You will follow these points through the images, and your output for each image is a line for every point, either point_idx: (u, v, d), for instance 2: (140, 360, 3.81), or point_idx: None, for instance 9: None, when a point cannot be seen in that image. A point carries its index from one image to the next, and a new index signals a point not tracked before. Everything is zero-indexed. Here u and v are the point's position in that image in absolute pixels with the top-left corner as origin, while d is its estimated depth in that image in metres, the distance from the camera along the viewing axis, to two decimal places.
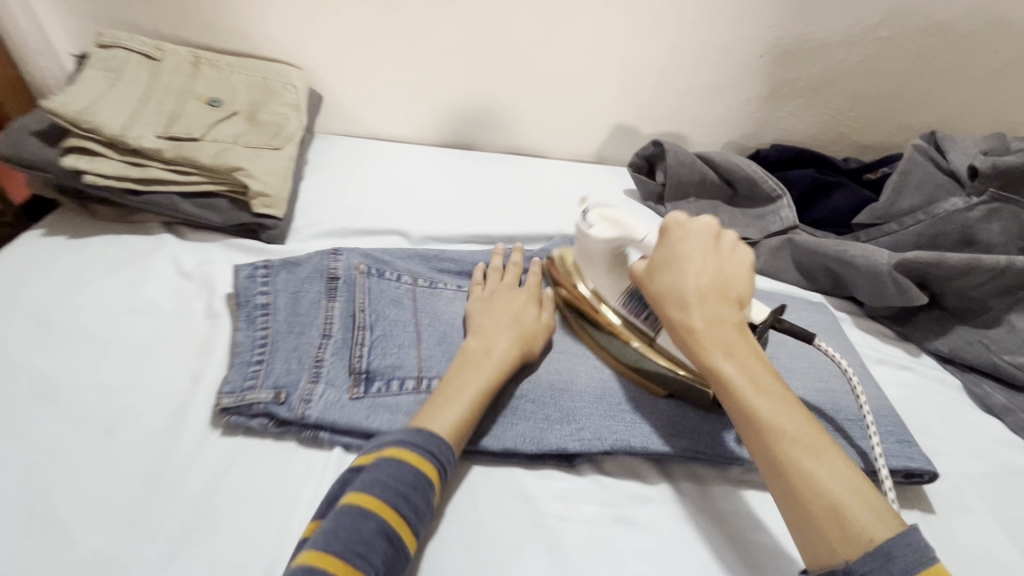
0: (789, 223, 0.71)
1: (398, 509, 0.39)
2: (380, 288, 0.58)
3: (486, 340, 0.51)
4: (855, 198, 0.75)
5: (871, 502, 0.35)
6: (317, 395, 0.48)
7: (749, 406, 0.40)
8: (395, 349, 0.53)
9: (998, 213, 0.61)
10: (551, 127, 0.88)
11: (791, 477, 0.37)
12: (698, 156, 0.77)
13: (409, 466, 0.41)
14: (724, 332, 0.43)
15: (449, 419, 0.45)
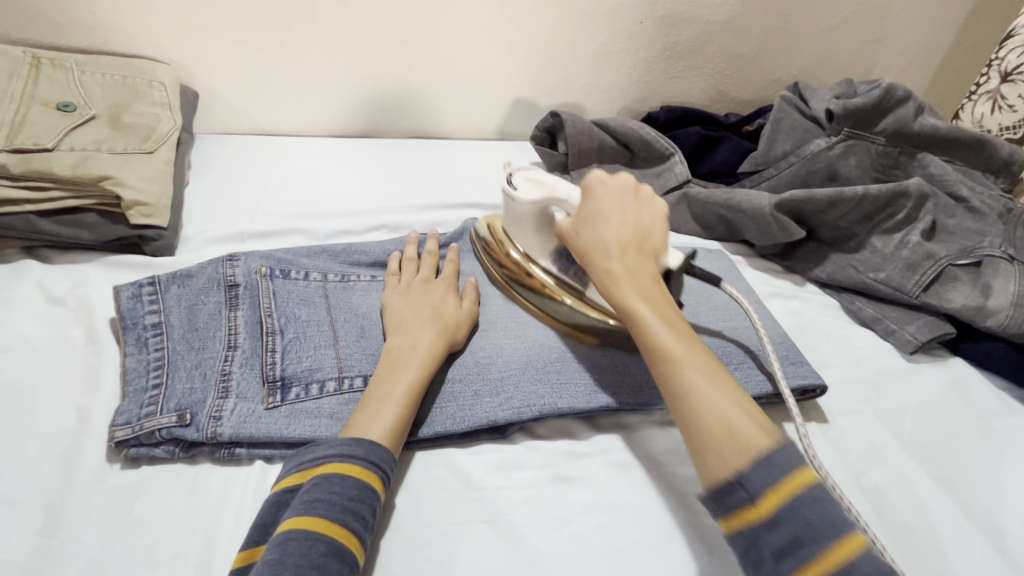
0: (683, 177, 0.75)
1: (347, 525, 0.37)
2: (287, 289, 0.55)
3: (410, 337, 0.50)
4: (738, 150, 0.81)
5: (759, 424, 0.38)
6: (228, 411, 0.45)
7: (648, 332, 0.43)
8: (311, 350, 0.50)
9: (853, 149, 0.70)
10: (450, 106, 0.87)
11: (687, 403, 0.39)
12: (594, 124, 0.80)
13: (353, 479, 0.39)
14: (641, 276, 0.46)
15: (386, 419, 0.44)
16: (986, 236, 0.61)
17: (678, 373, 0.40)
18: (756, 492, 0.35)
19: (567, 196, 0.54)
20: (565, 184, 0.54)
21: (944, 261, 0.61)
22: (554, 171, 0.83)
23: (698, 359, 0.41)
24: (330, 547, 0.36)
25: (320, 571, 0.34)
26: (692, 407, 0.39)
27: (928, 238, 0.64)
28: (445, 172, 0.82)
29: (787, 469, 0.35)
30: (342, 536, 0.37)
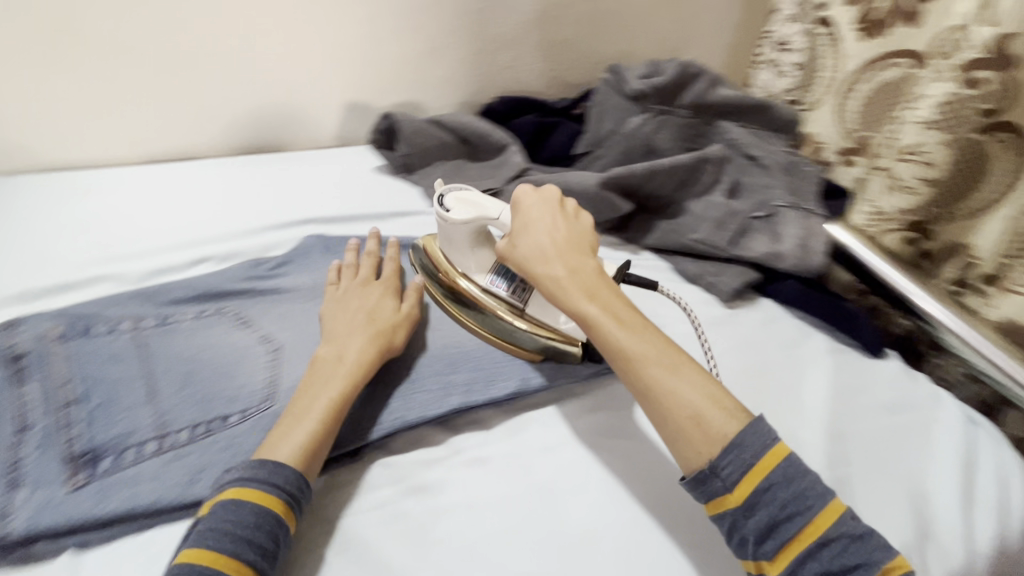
0: (521, 165, 0.77)
1: (233, 556, 0.37)
2: (89, 349, 0.49)
3: (344, 345, 0.50)
4: (571, 132, 0.85)
5: (721, 406, 0.42)
6: (19, 505, 0.40)
7: (605, 333, 0.45)
8: (122, 413, 0.45)
9: (664, 124, 0.77)
10: (277, 116, 0.82)
11: (656, 394, 0.43)
12: (431, 121, 0.80)
13: (249, 505, 0.39)
14: (586, 279, 0.48)
15: (294, 437, 0.43)
16: (773, 190, 0.71)
17: (643, 370, 0.43)
18: (732, 481, 0.40)
19: (499, 217, 0.55)
20: (497, 204, 0.56)
21: (744, 216, 0.69)
22: (398, 173, 0.81)
23: (656, 353, 0.44)
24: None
25: None
26: (662, 401, 0.42)
27: (731, 197, 0.72)
28: (281, 189, 0.77)
29: (764, 439, 0.40)
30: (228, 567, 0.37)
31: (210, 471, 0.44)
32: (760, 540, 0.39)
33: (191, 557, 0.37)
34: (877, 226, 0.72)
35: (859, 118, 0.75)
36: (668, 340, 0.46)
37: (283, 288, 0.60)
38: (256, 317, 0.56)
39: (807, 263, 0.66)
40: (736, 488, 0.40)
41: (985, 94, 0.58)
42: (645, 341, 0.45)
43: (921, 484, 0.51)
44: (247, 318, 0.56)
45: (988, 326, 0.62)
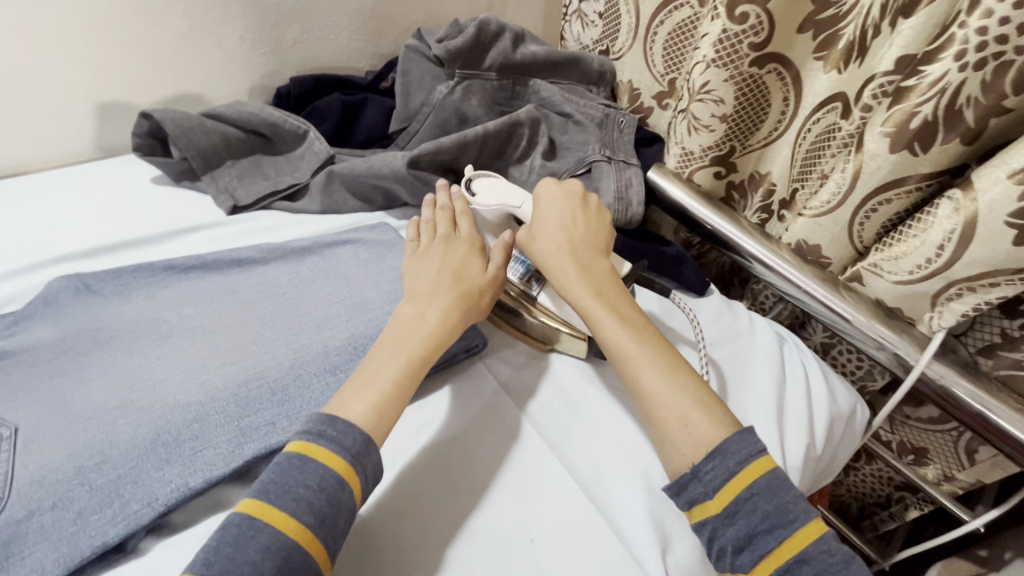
0: (324, 152, 0.69)
1: (294, 515, 0.37)
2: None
3: (407, 313, 0.49)
4: (382, 108, 0.78)
5: (713, 414, 0.45)
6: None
7: (605, 328, 0.49)
8: None
9: (471, 90, 0.71)
10: (2, 133, 0.65)
11: (648, 390, 0.46)
12: (205, 116, 0.68)
13: (316, 464, 0.39)
14: (592, 280, 0.52)
15: (366, 400, 0.43)
16: (589, 144, 0.70)
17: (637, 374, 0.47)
18: (713, 488, 0.42)
19: (521, 206, 0.58)
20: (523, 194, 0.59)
21: (565, 175, 0.68)
22: (183, 181, 0.69)
23: (653, 359, 0.47)
24: (265, 537, 0.36)
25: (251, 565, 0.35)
26: (651, 402, 0.46)
27: (551, 158, 0.70)
28: (25, 221, 0.62)
29: (750, 449, 0.42)
30: (282, 527, 0.36)
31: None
32: (737, 552, 0.40)
33: (255, 508, 0.37)
34: (686, 166, 0.71)
35: (664, 61, 0.75)
36: (669, 346, 0.49)
37: (16, 351, 0.47)
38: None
39: (629, 214, 0.66)
40: (718, 493, 0.42)
41: (751, 29, 0.57)
42: (643, 346, 0.48)
43: (739, 411, 0.54)
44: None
45: (786, 249, 0.65)
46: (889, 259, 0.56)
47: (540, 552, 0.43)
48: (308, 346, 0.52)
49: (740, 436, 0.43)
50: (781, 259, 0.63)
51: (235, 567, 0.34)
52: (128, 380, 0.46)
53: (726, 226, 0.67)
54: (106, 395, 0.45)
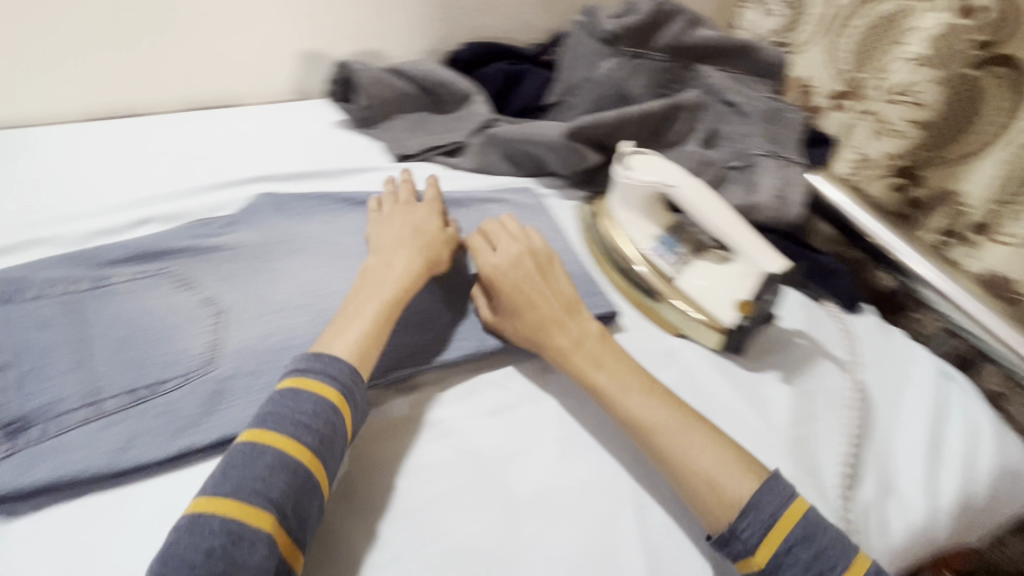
0: (486, 117, 0.74)
1: (296, 437, 0.38)
2: (19, 317, 0.47)
3: (397, 256, 0.51)
4: (542, 81, 0.80)
5: (739, 471, 0.41)
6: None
7: (608, 383, 0.46)
8: (52, 380, 0.43)
9: (637, 70, 0.72)
10: (230, 69, 0.77)
11: (662, 443, 0.43)
12: (390, 70, 0.75)
13: (307, 394, 0.40)
14: (594, 348, 0.49)
15: (349, 338, 0.44)
16: (752, 137, 0.67)
17: (654, 444, 0.43)
18: (751, 542, 0.39)
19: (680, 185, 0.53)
20: (682, 174, 0.54)
21: (720, 166, 0.65)
22: (359, 127, 0.77)
23: (665, 414, 0.44)
24: (272, 457, 0.37)
25: (265, 482, 0.36)
26: (676, 470, 0.42)
27: (708, 147, 0.68)
28: (237, 144, 0.73)
29: (782, 499, 0.39)
30: (286, 447, 0.37)
31: (142, 440, 0.42)
32: None
33: (256, 436, 0.38)
34: (861, 176, 0.66)
35: (853, 58, 0.68)
36: (679, 409, 0.45)
37: (228, 245, 0.56)
38: (202, 278, 0.53)
39: (786, 215, 0.62)
40: (764, 543, 0.39)
41: (983, 25, 0.54)
42: (651, 412, 0.44)
43: (886, 441, 0.49)
44: (193, 278, 0.52)
45: (967, 277, 0.59)
46: None
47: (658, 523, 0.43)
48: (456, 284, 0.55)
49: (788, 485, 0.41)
50: (957, 286, 0.57)
51: (244, 481, 0.35)
52: (308, 286, 0.53)
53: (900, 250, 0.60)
54: (291, 296, 0.52)
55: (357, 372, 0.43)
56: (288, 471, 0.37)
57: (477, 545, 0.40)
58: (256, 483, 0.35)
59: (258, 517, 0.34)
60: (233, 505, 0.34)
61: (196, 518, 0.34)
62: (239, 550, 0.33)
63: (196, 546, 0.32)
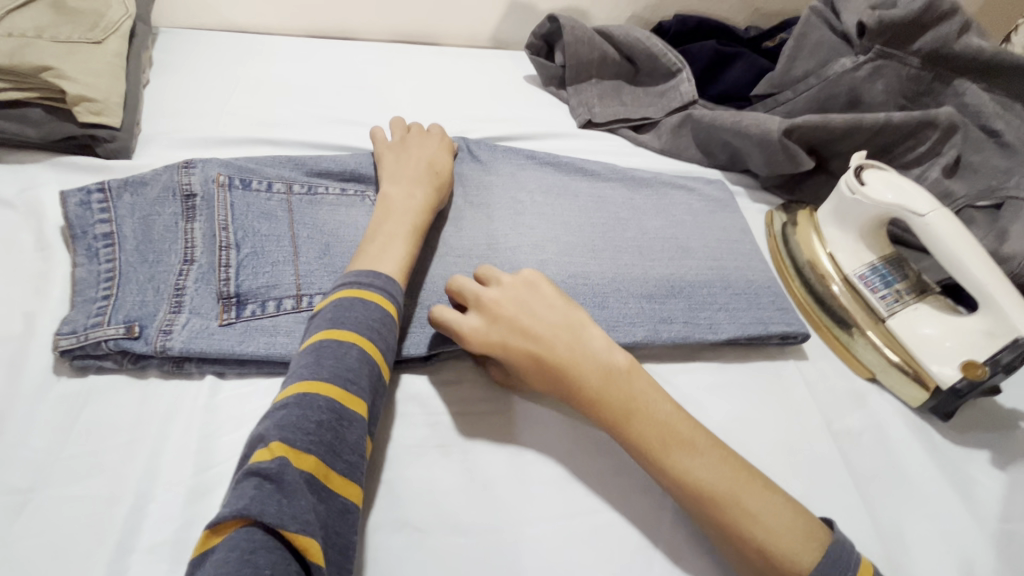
0: (689, 97, 0.68)
1: (378, 343, 0.39)
2: (245, 202, 0.50)
3: (417, 190, 0.52)
4: (753, 68, 0.73)
5: (799, 534, 0.35)
6: (178, 326, 0.43)
7: (647, 436, 0.39)
8: (268, 268, 0.47)
9: (882, 71, 0.62)
10: (438, 7, 0.79)
11: (722, 509, 0.36)
12: (596, 31, 0.72)
13: (372, 304, 0.41)
14: (618, 394, 0.40)
15: (397, 254, 0.45)
16: (1015, 175, 0.56)
17: (711, 511, 0.36)
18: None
19: (927, 215, 0.46)
20: (934, 202, 0.46)
21: (962, 201, 0.57)
22: (550, 85, 0.76)
23: (716, 472, 0.37)
24: (359, 354, 0.38)
25: (354, 373, 0.37)
26: (736, 539, 0.36)
27: (949, 175, 0.59)
28: (434, 81, 0.75)
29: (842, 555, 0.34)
30: (371, 349, 0.39)
31: None
32: None
33: (339, 333, 0.38)
34: None
35: None
36: (722, 455, 0.38)
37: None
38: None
39: None
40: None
41: None
42: (701, 466, 0.37)
43: None
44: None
45: None
46: None
47: None
48: (634, 268, 0.53)
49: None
50: None
51: (341, 372, 0.36)
52: (490, 233, 0.54)
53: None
54: (471, 244, 0.53)
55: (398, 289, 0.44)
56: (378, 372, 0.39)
57: (626, 534, 0.39)
58: (348, 375, 0.37)
59: (357, 403, 0.36)
60: (332, 390, 0.35)
61: (303, 395, 0.35)
62: (343, 428, 0.35)
63: (308, 418, 0.34)
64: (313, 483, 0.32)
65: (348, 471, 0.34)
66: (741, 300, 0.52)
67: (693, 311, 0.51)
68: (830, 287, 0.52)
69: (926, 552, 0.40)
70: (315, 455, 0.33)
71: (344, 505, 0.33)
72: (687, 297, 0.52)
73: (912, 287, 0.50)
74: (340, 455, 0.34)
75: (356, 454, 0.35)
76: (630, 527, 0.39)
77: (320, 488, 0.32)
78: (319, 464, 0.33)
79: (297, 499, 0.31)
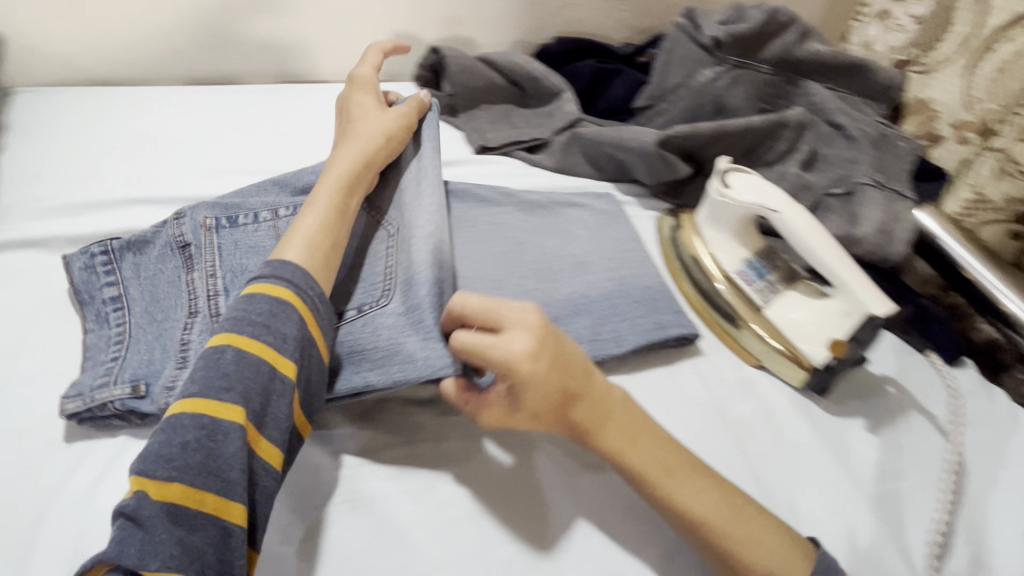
0: (573, 116, 0.72)
1: (260, 337, 0.38)
2: (233, 241, 0.50)
3: (342, 153, 0.52)
4: (631, 83, 0.77)
5: (789, 551, 0.38)
6: (180, 381, 0.41)
7: (647, 464, 0.40)
8: None
9: (739, 79, 0.68)
10: (323, 44, 0.78)
11: (724, 539, 0.38)
12: (479, 60, 0.74)
13: (259, 296, 0.40)
14: (621, 422, 0.41)
15: (306, 223, 0.46)
16: (859, 164, 0.63)
17: (717, 536, 0.38)
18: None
19: (782, 211, 0.50)
20: (786, 199, 0.51)
21: (818, 192, 0.62)
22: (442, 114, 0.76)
23: (721, 505, 0.39)
24: (234, 358, 0.37)
25: (224, 378, 0.36)
26: (737, 562, 0.38)
27: (806, 168, 0.65)
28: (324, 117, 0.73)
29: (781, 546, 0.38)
30: (250, 346, 0.38)
31: None
32: None
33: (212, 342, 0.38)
34: (970, 214, 0.61)
35: (989, 88, 0.62)
36: (723, 485, 0.41)
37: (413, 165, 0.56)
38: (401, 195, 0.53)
39: (887, 251, 0.58)
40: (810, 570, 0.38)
41: None
42: (706, 494, 0.39)
43: (983, 511, 0.45)
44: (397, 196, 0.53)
45: None
46: None
47: None
48: (532, 289, 0.55)
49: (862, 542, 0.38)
50: None
51: (212, 380, 0.36)
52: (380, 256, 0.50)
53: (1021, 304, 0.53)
54: None
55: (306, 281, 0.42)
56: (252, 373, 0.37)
57: (540, 558, 0.40)
58: (218, 381, 0.36)
59: (230, 411, 0.35)
60: (209, 404, 0.35)
61: (171, 417, 0.35)
62: (214, 443, 0.34)
63: (171, 442, 0.34)
64: (178, 515, 0.33)
65: (224, 489, 0.34)
66: (636, 309, 0.54)
67: (592, 325, 0.52)
68: (714, 285, 0.56)
69: (815, 523, 0.43)
70: (175, 484, 0.33)
71: (224, 527, 0.34)
72: (586, 312, 0.53)
73: (784, 275, 0.54)
74: (216, 473, 0.34)
75: (235, 470, 0.34)
76: (544, 549, 0.40)
77: (186, 518, 0.33)
78: (185, 489, 0.33)
79: (155, 534, 0.32)
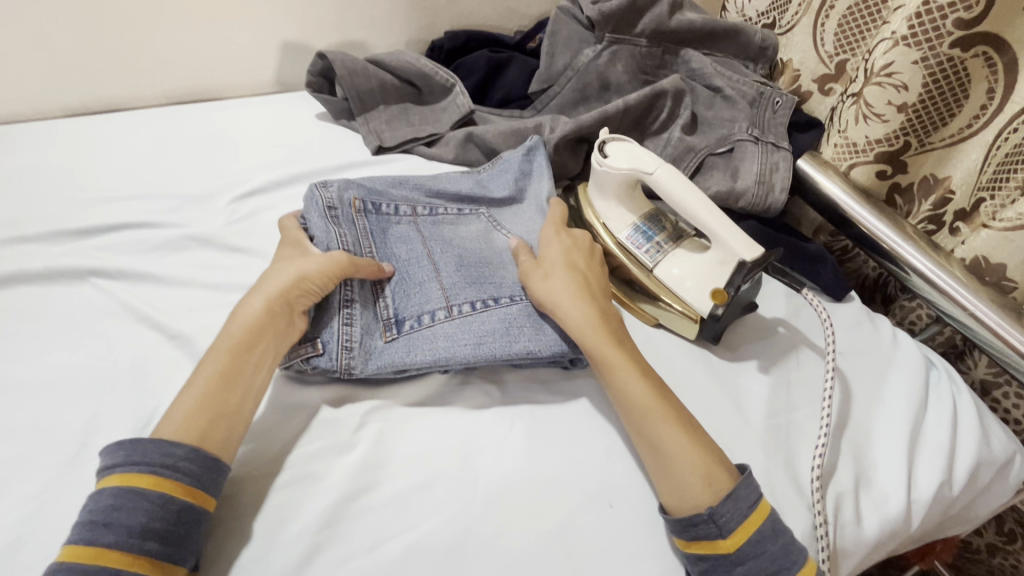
0: (466, 107, 0.73)
1: (100, 541, 0.34)
2: (381, 224, 0.55)
3: (244, 303, 0.45)
4: (523, 70, 0.79)
5: (719, 463, 0.41)
6: (356, 342, 0.47)
7: (614, 359, 0.46)
8: (417, 288, 0.51)
9: (617, 54, 0.70)
10: (209, 60, 0.76)
11: (653, 425, 0.43)
12: (368, 61, 0.73)
13: (106, 490, 0.36)
14: (606, 324, 0.48)
15: (180, 411, 0.40)
16: (736, 122, 0.65)
17: (657, 434, 0.42)
18: (727, 528, 0.39)
19: (654, 173, 0.53)
20: (656, 159, 0.53)
21: (703, 152, 0.65)
22: (340, 119, 0.76)
23: (659, 402, 0.44)
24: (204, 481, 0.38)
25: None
26: (668, 459, 0.41)
27: (690, 132, 0.67)
28: (217, 133, 0.72)
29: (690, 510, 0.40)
30: (92, 554, 0.34)
31: (421, 347, 0.48)
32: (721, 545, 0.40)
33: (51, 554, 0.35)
34: (843, 158, 0.65)
35: (836, 41, 0.66)
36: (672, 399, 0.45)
37: (516, 195, 0.62)
38: (505, 222, 0.60)
39: (768, 201, 0.61)
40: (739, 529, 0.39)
41: (932, 30, 0.53)
42: (654, 397, 0.44)
43: (866, 432, 0.48)
44: (494, 224, 0.59)
45: (957, 264, 0.57)
46: (999, 242, 0.55)
47: (624, 517, 0.43)
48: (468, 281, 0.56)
49: (734, 496, 0.40)
50: (954, 278, 0.55)
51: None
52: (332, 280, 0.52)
53: (921, 260, 0.56)
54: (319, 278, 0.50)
55: (194, 445, 0.39)
56: (94, 568, 0.34)
57: (440, 539, 0.41)
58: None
59: None
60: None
61: None
62: None
63: None
64: None
65: None
66: None
67: None
68: (610, 256, 0.57)
69: None
70: None
71: None
72: None
73: (674, 236, 0.56)
74: None
75: None
76: (444, 534, 0.41)
77: None
78: None
79: None
